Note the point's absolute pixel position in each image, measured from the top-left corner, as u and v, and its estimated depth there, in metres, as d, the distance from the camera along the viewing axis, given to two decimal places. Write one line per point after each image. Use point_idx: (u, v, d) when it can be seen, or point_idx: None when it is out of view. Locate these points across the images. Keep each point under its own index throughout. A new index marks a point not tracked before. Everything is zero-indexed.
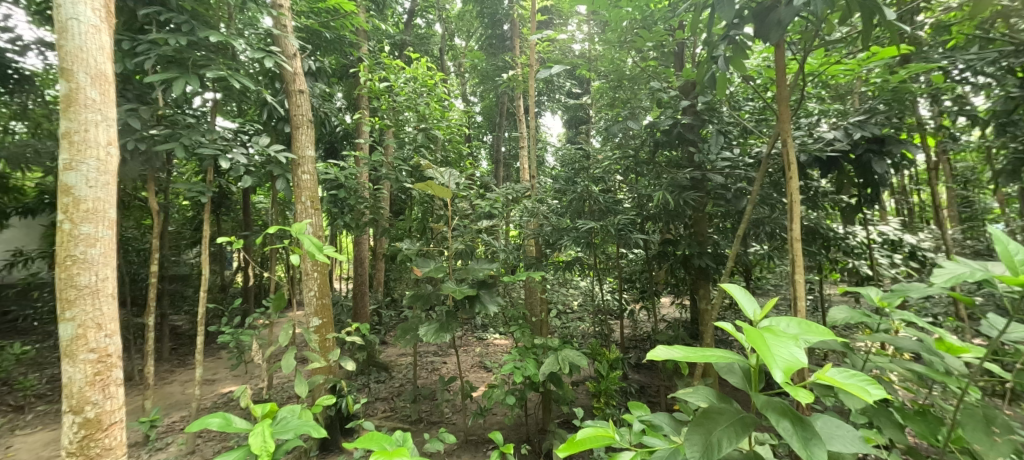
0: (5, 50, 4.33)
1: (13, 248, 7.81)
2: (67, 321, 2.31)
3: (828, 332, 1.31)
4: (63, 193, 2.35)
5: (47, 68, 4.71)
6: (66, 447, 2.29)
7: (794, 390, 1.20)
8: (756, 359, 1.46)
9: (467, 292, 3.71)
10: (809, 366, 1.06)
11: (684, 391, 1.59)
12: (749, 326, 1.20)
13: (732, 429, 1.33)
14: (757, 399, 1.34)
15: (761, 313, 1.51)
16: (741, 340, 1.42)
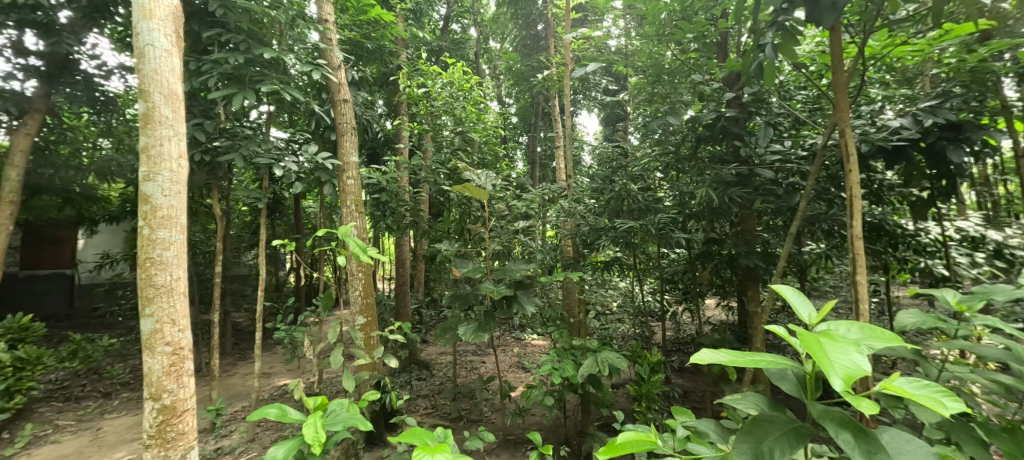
0: (94, 75, 4.88)
1: (102, 252, 8.73)
2: (147, 316, 2.57)
3: (895, 338, 1.21)
4: (143, 201, 2.62)
5: (128, 89, 5.26)
6: (147, 430, 2.55)
7: (855, 400, 1.11)
8: (812, 366, 1.37)
9: (505, 293, 3.75)
10: (872, 374, 0.98)
11: (732, 398, 1.53)
12: (804, 330, 1.14)
13: (785, 439, 1.25)
14: (814, 409, 1.26)
15: (817, 316, 1.41)
16: (796, 345, 1.36)
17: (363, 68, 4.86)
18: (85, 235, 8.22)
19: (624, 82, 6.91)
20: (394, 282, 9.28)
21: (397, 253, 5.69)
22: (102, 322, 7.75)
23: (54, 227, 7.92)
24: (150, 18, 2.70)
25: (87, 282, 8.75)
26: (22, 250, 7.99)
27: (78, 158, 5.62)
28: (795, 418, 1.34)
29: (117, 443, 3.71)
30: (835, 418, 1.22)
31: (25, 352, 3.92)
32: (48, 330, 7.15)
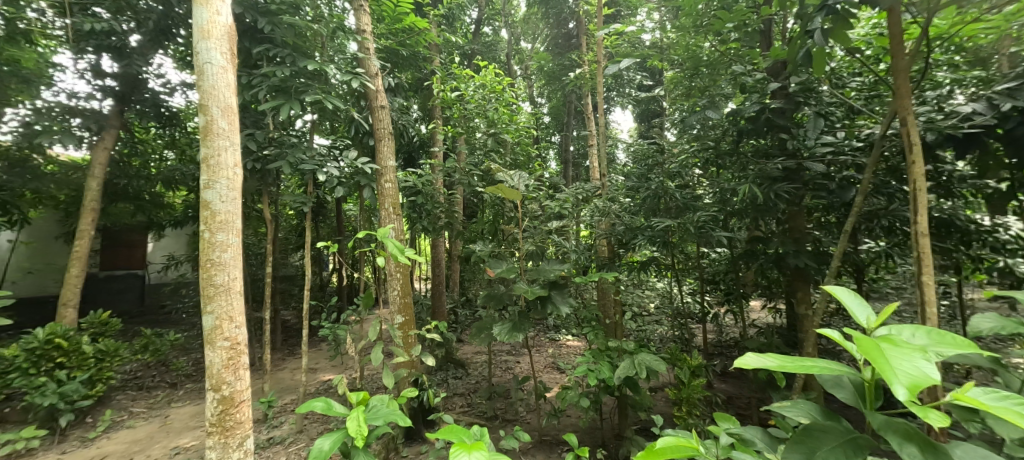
0: (159, 93, 5.32)
1: (168, 254, 9.50)
2: (209, 313, 2.79)
3: (969, 345, 1.11)
4: (204, 207, 2.84)
5: (189, 104, 5.71)
6: (209, 418, 2.76)
7: (922, 411, 1.04)
8: (871, 374, 1.30)
9: (539, 293, 3.74)
10: (941, 383, 0.90)
11: (780, 405, 1.49)
12: (861, 335, 1.07)
13: (841, 450, 1.19)
14: (873, 419, 1.19)
15: (877, 320, 1.34)
16: (852, 351, 1.29)
17: (399, 74, 5.09)
18: (154, 239, 8.96)
19: (660, 76, 6.69)
20: (430, 282, 9.50)
21: (432, 254, 5.81)
22: (169, 318, 8.42)
23: (127, 231, 8.70)
24: (208, 38, 2.93)
25: (156, 282, 9.54)
26: (102, 252, 8.82)
27: (147, 168, 6.14)
28: (852, 428, 1.28)
29: (182, 429, 4.02)
30: (898, 429, 1.16)
31: (105, 345, 4.33)
32: (124, 325, 7.86)
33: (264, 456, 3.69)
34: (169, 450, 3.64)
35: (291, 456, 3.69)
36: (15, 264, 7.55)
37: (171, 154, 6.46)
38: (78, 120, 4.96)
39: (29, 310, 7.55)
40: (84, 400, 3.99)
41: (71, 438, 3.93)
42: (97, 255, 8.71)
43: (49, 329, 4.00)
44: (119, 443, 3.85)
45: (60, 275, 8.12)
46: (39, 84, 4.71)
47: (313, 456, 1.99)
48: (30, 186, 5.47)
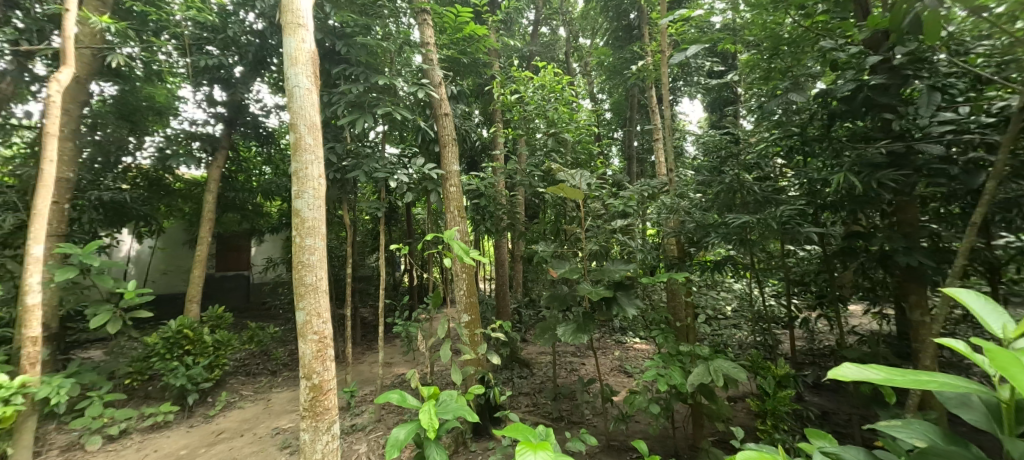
0: (258, 116, 6.08)
1: (267, 256, 10.74)
2: (301, 309, 3.12)
3: None
4: (295, 215, 3.19)
5: (281, 124, 6.45)
6: (302, 404, 3.08)
7: None
8: (1010, 393, 1.12)
9: (605, 294, 3.64)
10: None
11: (889, 424, 1.37)
12: (992, 347, 0.92)
13: None
14: (1011, 447, 1.04)
15: (1017, 329, 1.13)
16: (983, 365, 1.12)
17: (460, 81, 5.29)
18: (256, 243, 10.17)
19: (733, 61, 6.15)
20: (493, 282, 9.71)
21: (496, 254, 5.92)
22: (269, 313, 9.53)
23: (236, 236, 9.98)
24: (296, 64, 3.28)
25: (258, 281, 10.84)
26: (217, 255, 10.21)
27: (250, 182, 7.01)
28: (986, 456, 1.12)
29: (280, 413, 4.53)
30: None
31: (220, 335, 5.00)
32: (235, 319, 9.03)
33: (349, 441, 4.04)
34: (271, 430, 4.13)
35: (372, 443, 3.99)
36: (155, 266, 9.02)
37: (268, 169, 7.32)
38: (197, 143, 5.86)
39: (165, 305, 8.98)
40: (205, 382, 4.66)
41: (197, 414, 4.59)
42: (212, 258, 10.09)
43: (180, 321, 4.76)
44: (234, 421, 4.46)
45: (186, 275, 9.55)
46: (168, 116, 5.79)
47: (392, 445, 2.21)
48: (164, 200, 6.50)
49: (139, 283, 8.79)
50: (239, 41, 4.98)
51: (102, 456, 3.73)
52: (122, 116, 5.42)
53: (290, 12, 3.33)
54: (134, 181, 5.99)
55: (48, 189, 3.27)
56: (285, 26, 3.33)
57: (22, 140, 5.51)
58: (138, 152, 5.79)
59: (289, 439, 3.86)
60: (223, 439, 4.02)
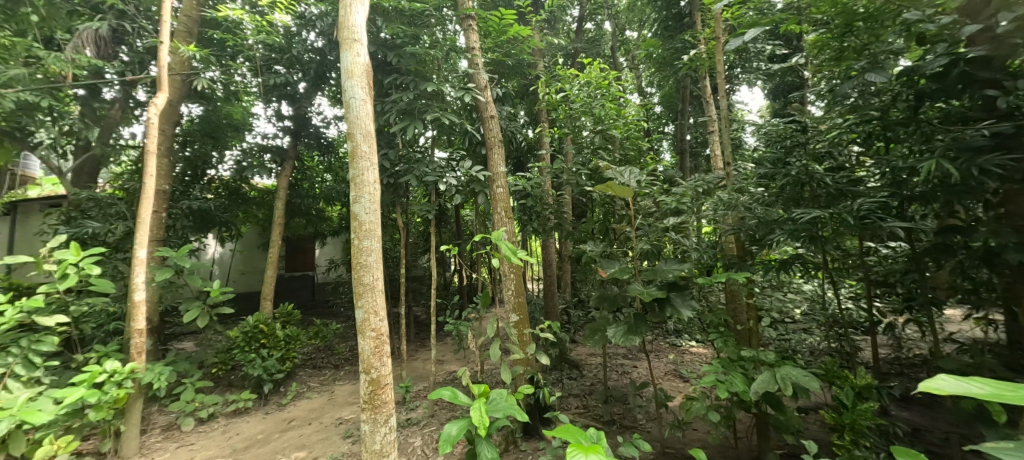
0: (319, 127, 6.56)
1: (331, 258, 11.50)
2: (360, 307, 3.32)
3: None
4: (353, 218, 3.40)
5: (340, 133, 6.91)
6: (362, 397, 3.27)
7: None
8: None
9: (658, 295, 3.49)
10: None
11: (997, 445, 1.02)
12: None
13: None
14: None
15: None
16: None
17: (506, 83, 5.36)
18: (321, 245, 10.93)
19: (799, 42, 5.63)
20: (541, 283, 9.69)
21: (544, 254, 5.89)
22: (333, 311, 10.20)
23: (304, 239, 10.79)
24: (352, 77, 3.50)
25: (323, 281, 11.63)
26: (286, 257, 11.09)
27: (315, 189, 7.54)
28: None
29: (343, 404, 4.84)
30: None
31: (291, 331, 5.44)
32: (303, 316, 9.75)
33: (405, 434, 4.22)
34: (336, 420, 4.42)
35: (426, 437, 4.16)
36: (235, 267, 9.98)
37: (329, 177, 7.82)
38: (269, 155, 6.42)
39: (244, 302, 9.92)
40: (278, 373, 5.08)
41: (272, 402, 5.03)
42: (282, 259, 10.96)
43: (257, 317, 5.24)
44: (303, 409, 4.83)
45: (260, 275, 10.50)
46: (244, 131, 6.41)
47: (445, 440, 2.31)
48: (242, 208, 7.15)
49: (223, 283, 9.77)
50: (303, 59, 5.37)
51: (196, 436, 4.20)
52: (206, 133, 6.10)
53: (346, 28, 3.55)
54: (217, 191, 6.67)
55: (149, 201, 3.73)
56: (342, 41, 3.56)
57: (129, 158, 6.33)
58: (220, 165, 6.48)
59: (351, 430, 4.11)
60: (295, 426, 4.37)
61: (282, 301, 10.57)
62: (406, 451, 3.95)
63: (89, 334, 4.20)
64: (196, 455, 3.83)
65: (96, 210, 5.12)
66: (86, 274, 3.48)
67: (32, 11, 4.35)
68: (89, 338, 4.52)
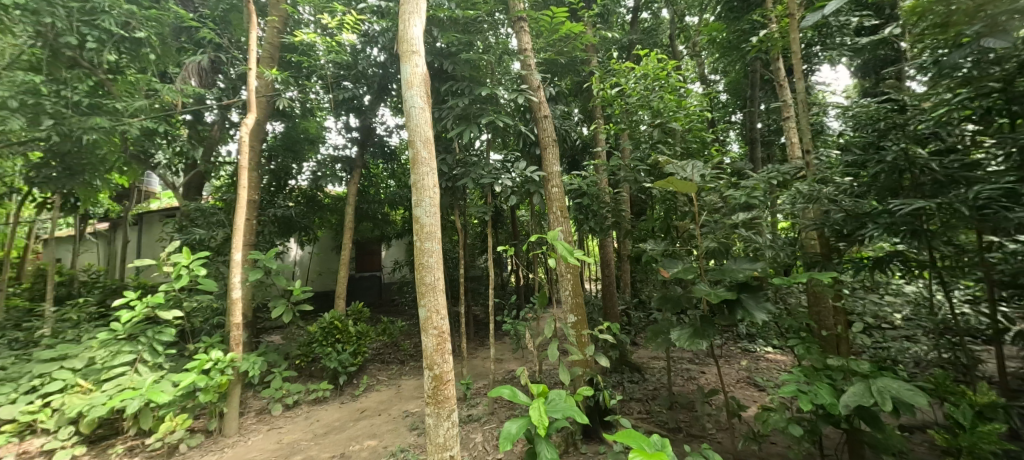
0: (383, 136, 6.99)
1: (396, 259, 12.17)
2: (423, 306, 3.48)
3: None
4: (415, 220, 3.57)
5: (402, 141, 7.32)
6: (426, 392, 3.42)
7: None
8: None
9: (729, 297, 3.23)
10: None
11: None
12: None
13: None
14: None
15: None
16: None
17: (558, 82, 5.33)
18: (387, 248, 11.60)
19: (893, 11, 4.95)
20: (599, 283, 9.49)
21: (601, 254, 5.74)
22: (398, 309, 10.77)
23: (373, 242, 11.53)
24: (411, 87, 3.68)
25: (389, 281, 12.33)
26: (357, 259, 11.89)
27: (381, 194, 8.01)
28: None
29: (408, 398, 5.10)
30: None
31: (362, 328, 5.84)
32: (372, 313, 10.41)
33: (467, 429, 4.34)
34: (403, 412, 4.68)
35: (486, 434, 4.24)
36: (312, 268, 10.90)
37: (394, 183, 8.27)
38: (340, 165, 6.93)
39: (321, 300, 10.81)
40: (351, 366, 5.48)
41: (347, 393, 5.43)
42: (352, 261, 11.77)
43: (333, 314, 5.70)
44: (374, 401, 5.17)
45: (334, 276, 11.39)
46: (319, 143, 7.05)
47: (505, 437, 2.37)
48: (318, 214, 7.63)
49: (303, 283, 10.70)
50: (367, 73, 5.75)
51: (283, 420, 4.66)
52: (288, 147, 6.83)
53: (405, 41, 3.74)
54: (297, 199, 7.24)
55: (242, 209, 4.20)
56: (402, 54, 3.75)
57: (225, 173, 7.16)
58: (299, 175, 7.14)
59: (416, 423, 4.31)
60: (367, 416, 4.69)
61: (353, 300, 11.36)
62: (467, 447, 4.05)
63: (199, 327, 4.83)
64: (285, 437, 4.25)
65: (202, 219, 5.87)
66: (195, 274, 4.00)
67: (150, 50, 5.17)
68: (198, 331, 5.19)
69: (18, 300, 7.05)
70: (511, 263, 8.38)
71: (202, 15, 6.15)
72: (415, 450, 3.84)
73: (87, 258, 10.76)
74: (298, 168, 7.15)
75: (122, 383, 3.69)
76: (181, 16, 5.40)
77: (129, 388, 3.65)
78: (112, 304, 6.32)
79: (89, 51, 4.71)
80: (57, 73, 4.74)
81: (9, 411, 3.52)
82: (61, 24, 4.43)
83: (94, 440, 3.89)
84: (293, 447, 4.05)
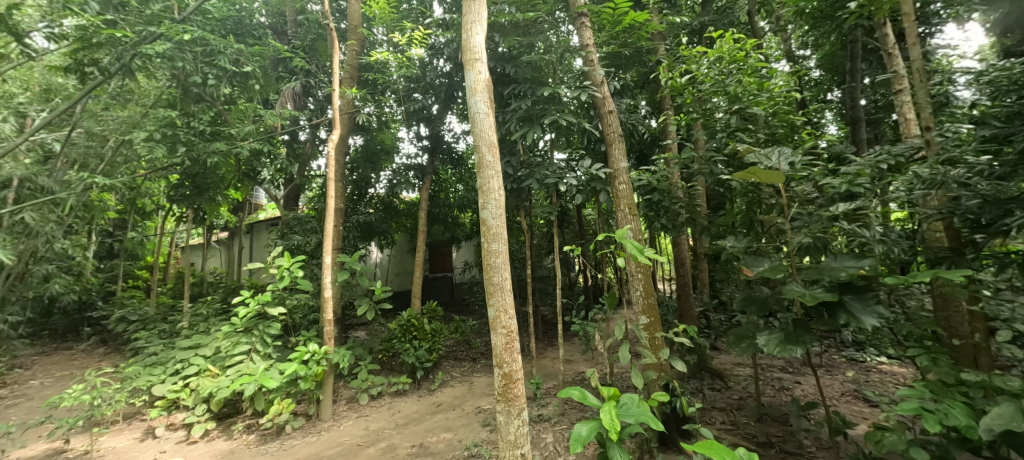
0: (451, 143, 7.31)
1: (466, 260, 12.61)
2: (492, 306, 3.55)
3: None
4: (481, 222, 3.67)
5: (469, 146, 7.60)
6: (497, 389, 3.48)
7: None
8: None
9: (827, 298, 2.84)
10: None
11: None
12: None
13: None
14: None
15: None
16: None
17: (623, 75, 5.14)
18: (458, 249, 12.07)
19: None
20: (674, 283, 8.98)
21: (675, 252, 5.41)
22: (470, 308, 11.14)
23: (446, 244, 12.06)
24: (476, 93, 3.79)
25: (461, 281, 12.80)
26: (431, 260, 12.52)
27: (452, 198, 8.37)
28: None
29: (480, 394, 5.26)
30: None
31: (436, 326, 6.15)
32: (446, 312, 10.88)
33: (537, 429, 4.35)
34: (476, 408, 4.84)
35: (557, 434, 4.22)
36: (391, 268, 11.70)
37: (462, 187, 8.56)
38: (412, 173, 7.40)
39: (399, 299, 11.57)
40: (427, 362, 5.79)
41: (424, 387, 5.74)
42: (426, 262, 12.40)
43: (410, 313, 6.07)
44: (450, 395, 5.42)
45: (411, 276, 12.10)
46: (394, 153, 7.61)
47: (575, 439, 2.33)
48: (396, 220, 8.19)
49: (384, 282, 11.52)
50: (435, 84, 6.10)
51: (369, 409, 5.07)
52: (366, 159, 7.51)
53: (468, 50, 3.86)
54: (377, 206, 7.87)
55: (331, 216, 4.66)
56: (466, 62, 3.88)
57: (317, 185, 7.97)
58: (376, 184, 7.76)
59: (488, 419, 4.43)
60: (442, 410, 4.93)
61: (429, 299, 11.99)
62: (538, 446, 4.07)
63: (299, 322, 5.44)
64: (371, 425, 4.63)
65: (299, 227, 6.62)
66: (295, 275, 4.51)
67: (256, 82, 5.91)
68: (298, 326, 5.85)
69: (165, 297, 8.49)
70: (580, 263, 8.25)
71: (294, 46, 6.94)
72: (488, 446, 3.95)
73: (213, 261, 12.60)
74: (376, 178, 7.76)
75: (241, 369, 4.28)
76: (279, 49, 6.14)
77: (247, 374, 4.24)
78: (232, 301, 7.37)
79: (210, 87, 5.55)
80: (187, 108, 5.68)
81: (161, 388, 4.32)
82: (190, 66, 5.18)
83: (221, 417, 4.58)
84: (378, 434, 4.38)
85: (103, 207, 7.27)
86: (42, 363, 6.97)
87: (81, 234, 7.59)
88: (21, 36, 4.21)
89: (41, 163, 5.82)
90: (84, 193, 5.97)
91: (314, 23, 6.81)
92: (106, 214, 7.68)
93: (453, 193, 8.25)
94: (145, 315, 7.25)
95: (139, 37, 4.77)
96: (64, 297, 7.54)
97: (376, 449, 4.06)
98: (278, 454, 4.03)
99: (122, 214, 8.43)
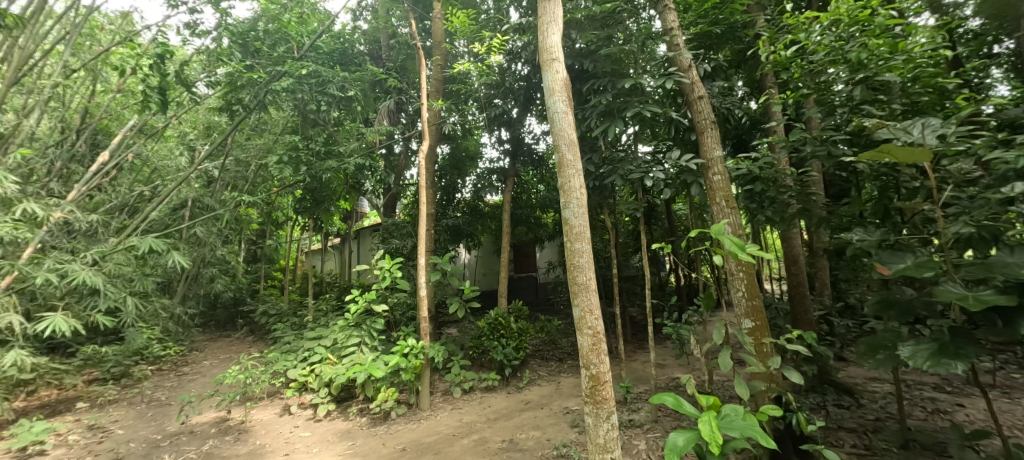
0: (531, 144, 7.38)
1: (551, 259, 12.64)
2: (577, 306, 3.48)
3: None
4: (563, 222, 3.61)
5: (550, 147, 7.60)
6: (584, 391, 3.39)
7: None
8: None
9: (1002, 301, 2.19)
10: None
11: None
12: None
13: None
14: None
15: None
16: None
17: (712, 57, 4.71)
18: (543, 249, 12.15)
19: None
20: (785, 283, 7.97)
21: (785, 248, 4.77)
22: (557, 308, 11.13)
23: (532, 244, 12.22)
24: (554, 94, 3.77)
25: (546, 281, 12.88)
26: (517, 261, 12.77)
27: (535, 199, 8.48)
28: None
29: (568, 395, 5.22)
30: None
31: (522, 325, 6.26)
32: (532, 312, 11.00)
33: (629, 435, 4.17)
34: (563, 408, 4.82)
35: (650, 442, 4.00)
36: (480, 269, 12.20)
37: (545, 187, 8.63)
38: (495, 176, 7.67)
39: (487, 298, 12.02)
40: (515, 359, 5.91)
41: (513, 383, 5.88)
42: (513, 262, 12.69)
43: (498, 312, 6.28)
44: (538, 393, 5.48)
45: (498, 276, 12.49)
46: (478, 159, 7.94)
47: (670, 449, 2.15)
48: (482, 222, 8.56)
49: (474, 282, 12.04)
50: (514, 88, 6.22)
51: (462, 402, 5.37)
52: (454, 165, 7.96)
53: (545, 51, 3.86)
54: (464, 210, 8.32)
55: (423, 221, 5.02)
56: (543, 63, 3.88)
57: (411, 192, 8.66)
58: (462, 188, 8.18)
59: (577, 420, 4.37)
60: (530, 408, 4.99)
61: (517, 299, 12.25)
62: (630, 453, 3.89)
63: (399, 318, 5.98)
64: (464, 417, 4.88)
65: (397, 232, 7.27)
66: (395, 276, 4.95)
67: (358, 104, 6.69)
68: (398, 322, 6.42)
69: (295, 295, 9.99)
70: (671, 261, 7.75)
71: (389, 68, 7.66)
72: (577, 447, 3.90)
73: (330, 264, 14.44)
74: (462, 183, 8.20)
75: (354, 359, 4.84)
76: (376, 73, 6.84)
77: (359, 363, 4.79)
78: (344, 298, 8.37)
79: (323, 112, 6.38)
80: (307, 131, 6.58)
81: (294, 373, 5.10)
82: (307, 96, 6.04)
83: (339, 400, 5.21)
84: (471, 427, 4.61)
85: (247, 220, 8.80)
86: (211, 347, 8.66)
87: (234, 242, 9.26)
88: (190, 85, 5.31)
89: (206, 187, 7.28)
90: (234, 209, 7.31)
91: (404, 45, 7.43)
92: (251, 225, 9.31)
93: (536, 193, 8.33)
94: (280, 310, 8.59)
95: (270, 77, 5.72)
96: (225, 294, 9.28)
97: (469, 441, 4.27)
98: (386, 437, 4.46)
99: (262, 226, 10.11)
